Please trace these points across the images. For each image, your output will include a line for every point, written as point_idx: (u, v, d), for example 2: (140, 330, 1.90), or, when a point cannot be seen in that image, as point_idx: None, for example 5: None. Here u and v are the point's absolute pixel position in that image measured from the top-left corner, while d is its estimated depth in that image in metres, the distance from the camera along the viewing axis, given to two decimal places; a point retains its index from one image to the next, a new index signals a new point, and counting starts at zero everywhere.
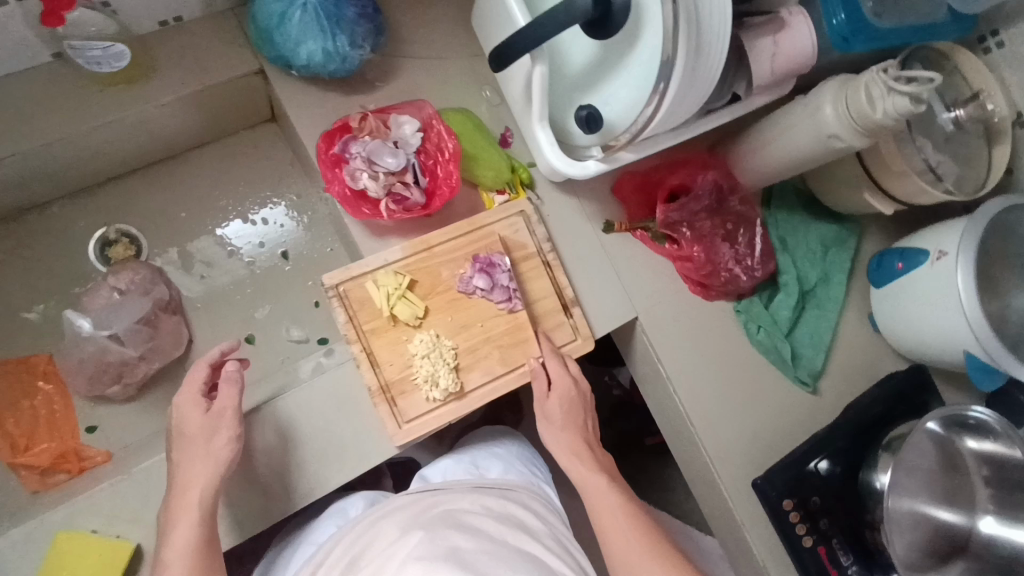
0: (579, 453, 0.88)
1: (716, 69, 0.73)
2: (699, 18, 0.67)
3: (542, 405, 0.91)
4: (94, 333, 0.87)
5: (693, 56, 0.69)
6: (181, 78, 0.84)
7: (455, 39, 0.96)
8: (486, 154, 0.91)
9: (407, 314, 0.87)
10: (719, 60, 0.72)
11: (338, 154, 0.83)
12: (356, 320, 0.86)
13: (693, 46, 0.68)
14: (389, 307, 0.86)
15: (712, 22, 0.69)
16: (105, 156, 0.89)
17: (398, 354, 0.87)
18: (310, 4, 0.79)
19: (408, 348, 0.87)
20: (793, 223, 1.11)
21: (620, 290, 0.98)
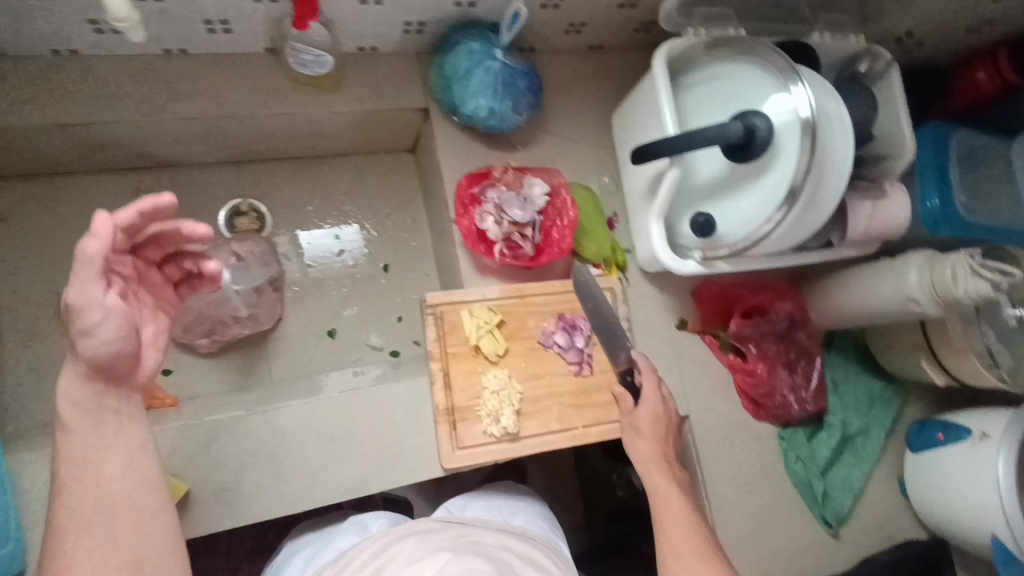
0: (658, 465, 0.90)
1: (826, 210, 0.88)
2: (825, 166, 0.83)
3: (631, 415, 0.94)
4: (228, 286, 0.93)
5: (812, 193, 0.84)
6: (361, 96, 0.95)
7: (593, 127, 1.08)
8: (596, 231, 1.01)
9: (490, 349, 0.93)
10: (830, 204, 0.87)
11: (476, 194, 0.93)
12: (444, 341, 0.92)
13: (814, 185, 0.83)
14: (475, 337, 0.92)
15: (832, 173, 0.85)
16: (268, 140, 0.99)
17: (470, 383, 0.92)
18: (493, 69, 0.91)
19: (480, 381, 0.92)
20: (846, 369, 1.17)
21: (679, 386, 1.04)
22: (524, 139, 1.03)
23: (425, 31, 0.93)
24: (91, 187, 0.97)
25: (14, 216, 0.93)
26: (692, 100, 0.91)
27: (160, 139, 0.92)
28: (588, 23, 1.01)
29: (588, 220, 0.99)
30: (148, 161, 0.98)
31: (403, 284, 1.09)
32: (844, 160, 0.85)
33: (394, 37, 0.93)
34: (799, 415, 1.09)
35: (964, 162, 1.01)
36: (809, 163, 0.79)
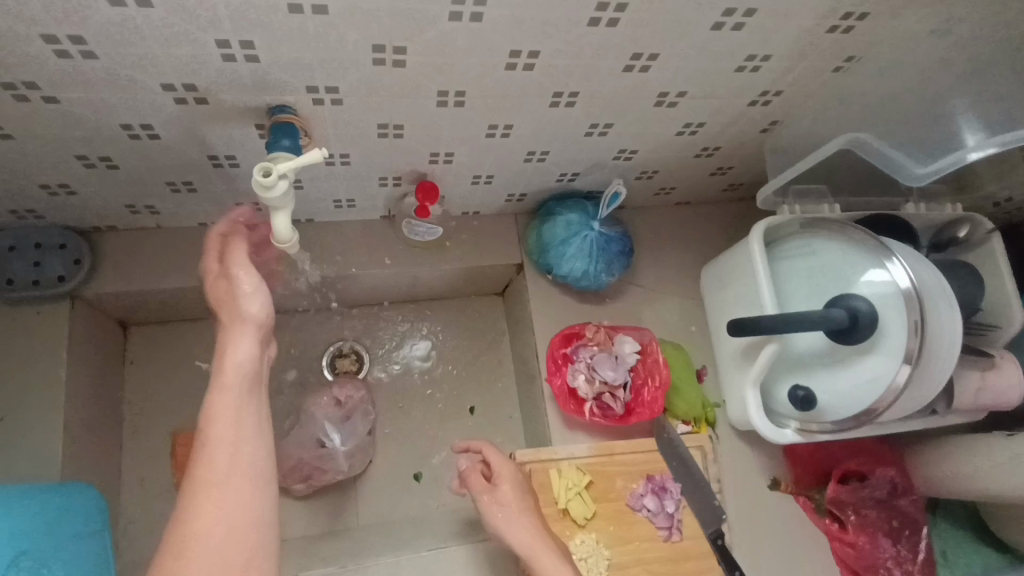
0: None
1: (940, 379, 0.85)
2: (937, 338, 0.82)
3: None
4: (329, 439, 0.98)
5: (925, 365, 0.82)
6: (463, 256, 1.03)
7: (680, 280, 1.10)
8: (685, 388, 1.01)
9: (582, 513, 0.92)
10: (943, 374, 0.84)
11: (567, 355, 0.96)
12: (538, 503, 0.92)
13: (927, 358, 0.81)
14: (566, 500, 0.92)
15: (945, 342, 0.83)
16: (375, 290, 1.07)
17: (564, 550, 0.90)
18: (590, 237, 0.96)
19: (572, 546, 0.90)
20: (958, 538, 1.08)
21: (774, 556, 0.99)
22: (613, 293, 1.06)
23: (525, 199, 1.01)
24: (212, 330, 1.06)
25: (144, 358, 1.02)
26: (785, 273, 0.93)
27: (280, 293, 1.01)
28: (676, 188, 1.06)
29: (679, 379, 1.00)
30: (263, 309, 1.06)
31: (489, 427, 1.11)
32: (954, 332, 0.83)
33: (496, 204, 1.01)
34: None
35: None
36: (920, 340, 0.78)
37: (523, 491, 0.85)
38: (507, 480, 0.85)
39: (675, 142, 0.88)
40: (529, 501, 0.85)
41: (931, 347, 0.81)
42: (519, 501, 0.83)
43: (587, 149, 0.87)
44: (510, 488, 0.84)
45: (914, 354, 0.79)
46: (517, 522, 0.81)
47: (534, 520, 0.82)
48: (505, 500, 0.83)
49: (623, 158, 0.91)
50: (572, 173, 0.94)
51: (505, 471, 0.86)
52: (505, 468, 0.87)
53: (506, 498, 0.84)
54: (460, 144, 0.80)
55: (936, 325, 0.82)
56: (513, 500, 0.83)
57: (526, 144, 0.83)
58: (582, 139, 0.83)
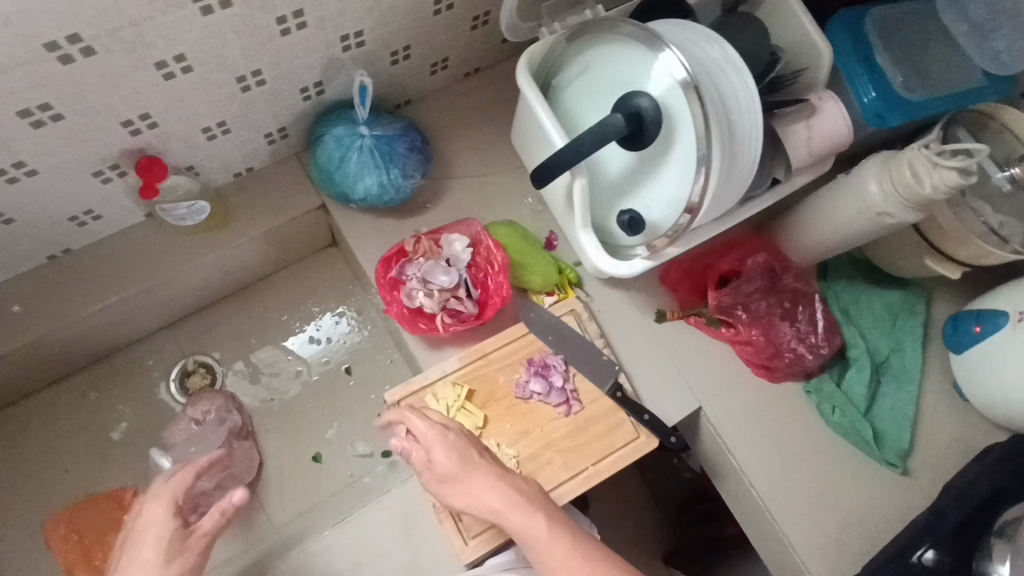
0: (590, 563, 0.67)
1: (756, 149, 0.77)
2: (727, 109, 0.74)
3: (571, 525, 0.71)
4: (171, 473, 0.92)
5: (729, 142, 0.75)
6: (256, 219, 0.93)
7: (499, 153, 1.02)
8: (533, 260, 0.96)
9: (474, 424, 0.88)
10: (757, 143, 0.77)
11: (396, 277, 0.88)
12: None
13: (727, 130, 0.74)
14: (452, 419, 0.88)
15: (741, 109, 0.75)
16: (189, 291, 0.97)
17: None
18: (365, 145, 0.86)
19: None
20: (855, 292, 1.07)
21: (682, 384, 0.99)
22: (432, 195, 0.98)
23: (288, 133, 0.90)
24: (41, 403, 0.97)
25: None
26: (571, 99, 0.83)
27: (83, 336, 0.91)
28: (450, 57, 0.96)
29: (521, 254, 0.95)
30: (83, 360, 0.97)
31: (372, 379, 1.05)
32: (751, 93, 0.75)
33: (262, 151, 0.91)
34: (816, 363, 0.98)
35: (891, 37, 0.89)
36: (705, 119, 0.71)
37: (465, 453, 0.78)
38: (441, 448, 0.77)
39: (395, 5, 0.77)
40: (479, 454, 0.78)
41: (726, 119, 0.74)
42: (467, 463, 0.76)
43: (302, 51, 0.75)
44: (447, 457, 0.77)
45: (704, 136, 0.71)
46: (477, 483, 0.75)
47: (495, 478, 0.76)
48: (452, 471, 0.76)
49: (353, 45, 0.80)
50: (315, 85, 0.83)
51: (436, 438, 0.78)
52: (438, 429, 0.78)
53: (452, 464, 0.77)
54: (144, 99, 0.69)
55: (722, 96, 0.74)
56: (459, 470, 0.76)
57: (222, 71, 0.72)
58: (283, 40, 0.72)
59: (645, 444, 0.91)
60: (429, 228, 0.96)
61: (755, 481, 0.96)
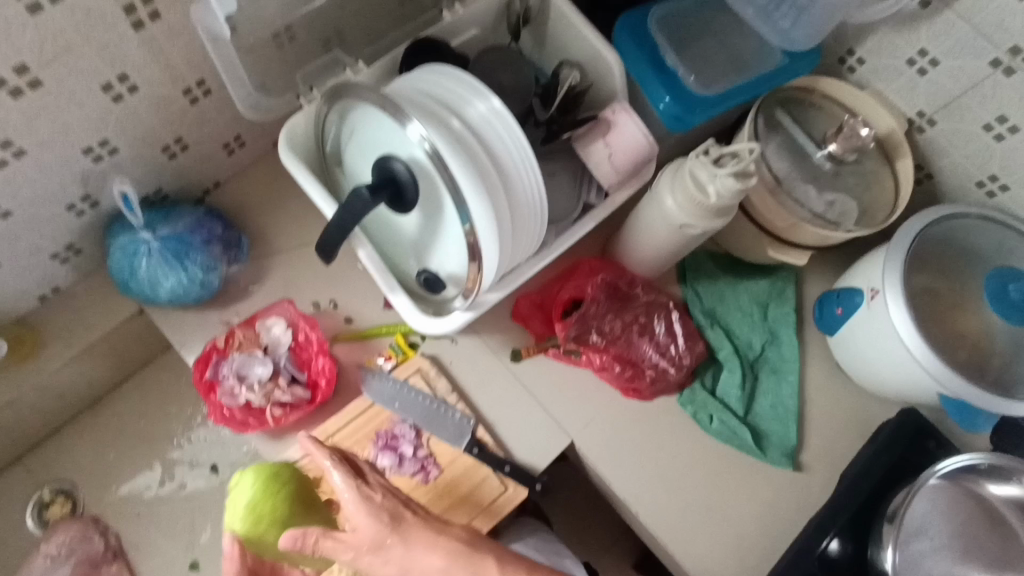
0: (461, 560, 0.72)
1: (537, 191, 0.74)
2: (490, 159, 0.71)
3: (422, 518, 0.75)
4: None
5: (500, 192, 0.71)
6: (70, 339, 0.89)
7: (322, 219, 0.99)
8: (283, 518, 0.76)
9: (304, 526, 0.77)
10: (536, 184, 0.74)
11: (211, 379, 0.83)
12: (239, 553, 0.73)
13: (494, 181, 0.71)
14: (272, 529, 0.74)
15: (509, 155, 0.73)
16: (22, 422, 0.93)
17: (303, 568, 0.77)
18: (153, 248, 0.82)
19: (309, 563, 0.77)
20: (719, 289, 1.03)
21: (550, 422, 0.95)
22: (256, 276, 0.94)
23: (80, 248, 0.86)
24: None
25: None
26: (350, 164, 0.79)
27: None
28: (244, 135, 0.92)
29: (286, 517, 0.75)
30: None
31: (240, 472, 1.01)
32: (517, 138, 0.73)
33: (57, 270, 0.86)
34: (680, 376, 0.95)
35: (679, 36, 0.87)
36: (457, 180, 0.67)
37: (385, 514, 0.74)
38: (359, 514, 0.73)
39: (132, 109, 0.74)
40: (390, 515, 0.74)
41: (490, 170, 0.71)
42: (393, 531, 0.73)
43: (41, 175, 0.72)
44: (365, 521, 0.73)
45: (462, 197, 0.68)
46: (358, 522, 0.73)
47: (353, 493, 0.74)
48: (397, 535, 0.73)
49: (104, 153, 0.76)
50: (88, 198, 0.80)
51: (356, 503, 0.74)
52: (357, 497, 0.74)
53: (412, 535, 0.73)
54: None
55: (482, 147, 0.71)
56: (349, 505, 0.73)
57: None
58: (6, 171, 0.69)
59: (514, 495, 0.87)
60: (241, 317, 0.91)
61: (643, 511, 0.92)
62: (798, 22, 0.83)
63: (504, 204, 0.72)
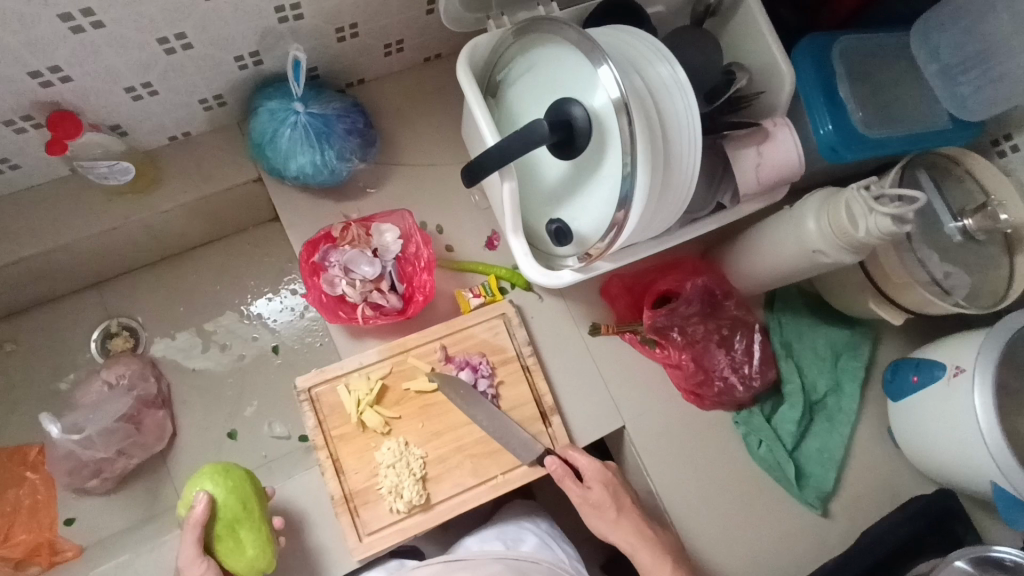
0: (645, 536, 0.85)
1: (690, 178, 0.75)
2: (663, 132, 0.72)
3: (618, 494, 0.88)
4: (63, 436, 0.86)
5: (661, 167, 0.72)
6: (187, 185, 0.90)
7: (449, 144, 0.99)
8: (252, 527, 0.76)
9: (261, 513, 0.78)
10: (691, 172, 0.75)
11: (317, 262, 0.86)
12: (200, 519, 0.74)
13: (659, 156, 0.72)
14: (234, 505, 0.76)
15: (678, 135, 0.73)
16: (118, 252, 0.95)
17: (242, 560, 0.76)
18: (300, 122, 0.83)
19: (253, 553, 0.76)
20: (799, 325, 1.05)
21: (609, 402, 0.96)
22: (374, 179, 0.96)
23: (226, 100, 0.87)
24: None
25: None
26: (516, 97, 0.80)
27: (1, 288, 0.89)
28: (405, 39, 0.93)
29: (251, 515, 0.76)
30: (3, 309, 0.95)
31: (298, 360, 1.03)
32: (691, 120, 0.73)
33: (198, 116, 0.87)
34: (746, 395, 0.96)
35: (856, 73, 0.87)
36: (633, 142, 0.68)
37: (611, 486, 0.88)
38: (597, 480, 0.87)
39: None
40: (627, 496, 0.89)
41: (660, 143, 0.71)
42: (617, 507, 0.87)
43: (231, 19, 0.73)
44: (602, 484, 0.87)
45: (630, 161, 0.69)
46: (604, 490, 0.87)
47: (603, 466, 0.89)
48: (599, 499, 0.87)
49: (290, 16, 0.77)
50: (254, 55, 0.81)
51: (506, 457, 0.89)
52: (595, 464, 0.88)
53: (603, 501, 0.87)
54: (52, 51, 0.67)
55: (659, 117, 0.72)
56: (603, 475, 0.88)
57: (138, 27, 0.68)
58: (203, 6, 0.69)
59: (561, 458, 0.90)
60: (360, 215, 0.93)
61: (672, 509, 0.94)
62: (977, 93, 0.84)
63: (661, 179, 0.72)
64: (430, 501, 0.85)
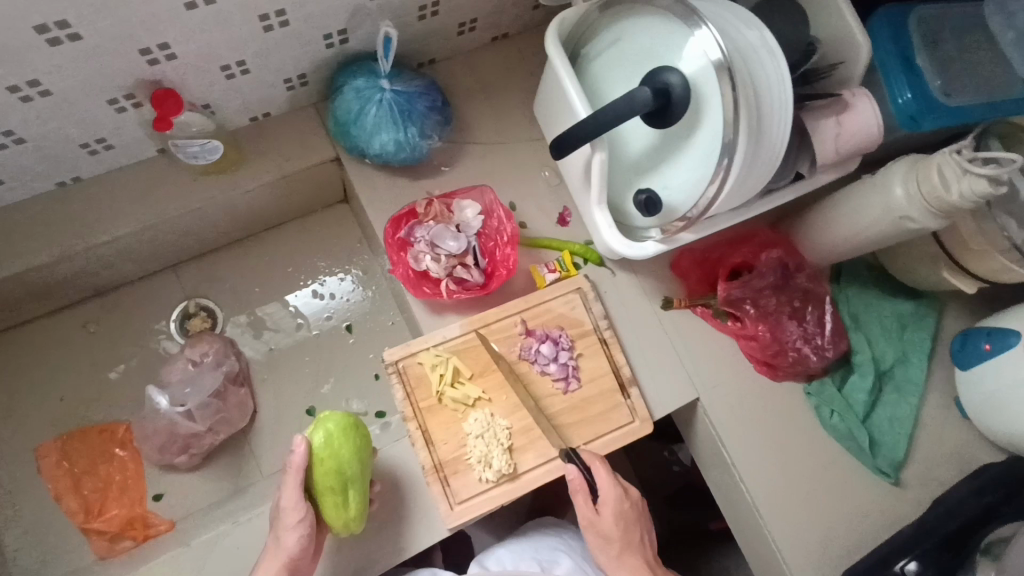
0: None
1: (779, 147, 0.76)
2: (758, 99, 0.73)
3: (633, 532, 0.83)
4: (170, 409, 0.92)
5: (755, 134, 0.73)
6: (269, 165, 0.91)
7: (520, 123, 1.00)
8: (359, 488, 0.79)
9: (369, 477, 0.81)
10: (782, 140, 0.76)
11: (403, 238, 0.88)
12: (302, 461, 0.77)
13: (754, 123, 0.72)
14: (355, 465, 0.78)
15: (771, 102, 0.74)
16: (199, 232, 0.97)
17: (341, 517, 0.78)
18: (385, 100, 0.85)
19: (352, 513, 0.78)
20: (865, 298, 1.06)
21: (684, 374, 0.97)
22: (448, 158, 0.97)
23: (308, 80, 0.88)
24: (44, 329, 0.98)
25: None
26: (601, 70, 0.81)
27: (90, 269, 0.91)
28: (478, 18, 0.94)
29: (362, 474, 0.79)
30: (87, 291, 0.97)
31: (372, 338, 1.04)
32: (783, 88, 0.74)
33: (281, 95, 0.89)
34: (819, 365, 0.97)
35: (934, 41, 0.88)
36: (734, 108, 0.69)
37: (629, 524, 0.82)
38: (612, 513, 0.81)
39: None
40: (640, 534, 0.84)
41: (756, 111, 0.72)
42: (624, 542, 0.82)
43: None
44: (615, 523, 0.81)
45: (731, 128, 0.70)
46: (608, 525, 0.81)
47: (626, 498, 0.83)
48: (606, 533, 0.81)
49: None
50: (341, 34, 0.82)
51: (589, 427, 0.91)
52: (616, 494, 0.81)
53: (610, 533, 0.81)
54: (163, 27, 0.68)
55: (754, 84, 0.73)
56: (622, 512, 0.81)
57: (243, 3, 0.70)
58: None
59: (640, 429, 0.92)
60: (441, 192, 0.95)
61: (749, 479, 0.95)
62: None
63: (756, 145, 0.73)
64: (518, 471, 0.86)
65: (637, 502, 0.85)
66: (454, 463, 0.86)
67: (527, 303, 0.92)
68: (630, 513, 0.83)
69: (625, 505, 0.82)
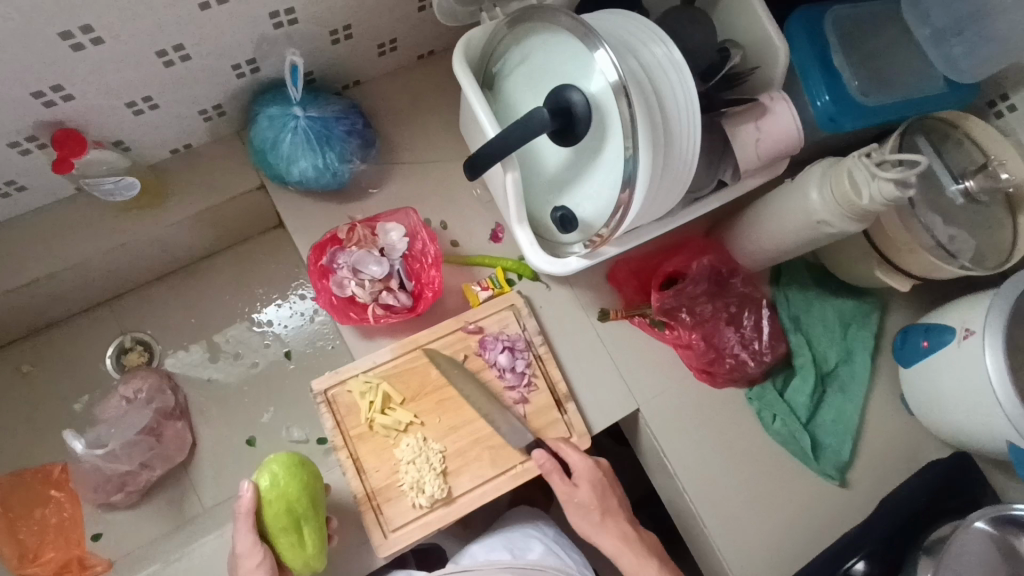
0: (630, 541, 0.85)
1: (689, 158, 0.75)
2: (662, 113, 0.72)
3: (607, 495, 0.87)
4: (87, 452, 0.87)
5: (661, 148, 0.72)
6: (190, 197, 0.90)
7: (448, 140, 1.00)
8: (315, 523, 0.78)
9: (323, 512, 0.80)
10: (691, 151, 0.75)
11: (326, 265, 0.87)
12: (252, 506, 0.76)
13: (659, 138, 0.72)
14: (306, 502, 0.78)
15: (677, 114, 0.73)
16: (128, 267, 0.96)
17: (299, 557, 0.78)
18: (300, 127, 0.84)
19: (311, 551, 0.78)
20: (806, 299, 1.05)
21: (622, 386, 0.96)
22: (376, 180, 0.96)
23: (224, 109, 0.87)
24: None
25: None
26: (513, 87, 0.80)
27: (15, 311, 0.90)
28: (397, 38, 0.93)
29: (315, 509, 0.78)
30: (18, 332, 0.96)
31: (312, 363, 1.03)
32: (688, 100, 0.73)
33: (197, 126, 0.88)
34: (757, 370, 0.97)
35: (849, 42, 0.88)
36: (633, 125, 0.68)
37: (603, 491, 0.87)
38: (586, 486, 0.86)
39: None
40: (614, 495, 0.88)
41: (660, 124, 0.72)
42: (602, 509, 0.86)
43: (228, 27, 0.73)
44: (590, 490, 0.86)
45: (632, 144, 0.69)
46: (585, 494, 0.86)
47: (594, 464, 0.88)
48: (582, 501, 0.86)
49: (284, 22, 0.77)
50: (251, 64, 0.82)
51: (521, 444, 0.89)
52: (584, 463, 0.87)
53: (588, 501, 0.86)
54: (54, 69, 0.67)
55: (657, 99, 0.72)
56: (596, 478, 0.87)
57: (136, 40, 0.69)
58: (202, 17, 0.70)
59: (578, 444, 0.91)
60: (365, 216, 0.94)
61: (691, 488, 0.95)
62: (970, 53, 0.85)
63: (662, 159, 0.73)
64: (452, 494, 0.86)
65: (608, 473, 0.90)
66: (388, 489, 0.85)
67: (458, 324, 0.92)
68: (596, 480, 0.87)
69: (596, 473, 0.87)
